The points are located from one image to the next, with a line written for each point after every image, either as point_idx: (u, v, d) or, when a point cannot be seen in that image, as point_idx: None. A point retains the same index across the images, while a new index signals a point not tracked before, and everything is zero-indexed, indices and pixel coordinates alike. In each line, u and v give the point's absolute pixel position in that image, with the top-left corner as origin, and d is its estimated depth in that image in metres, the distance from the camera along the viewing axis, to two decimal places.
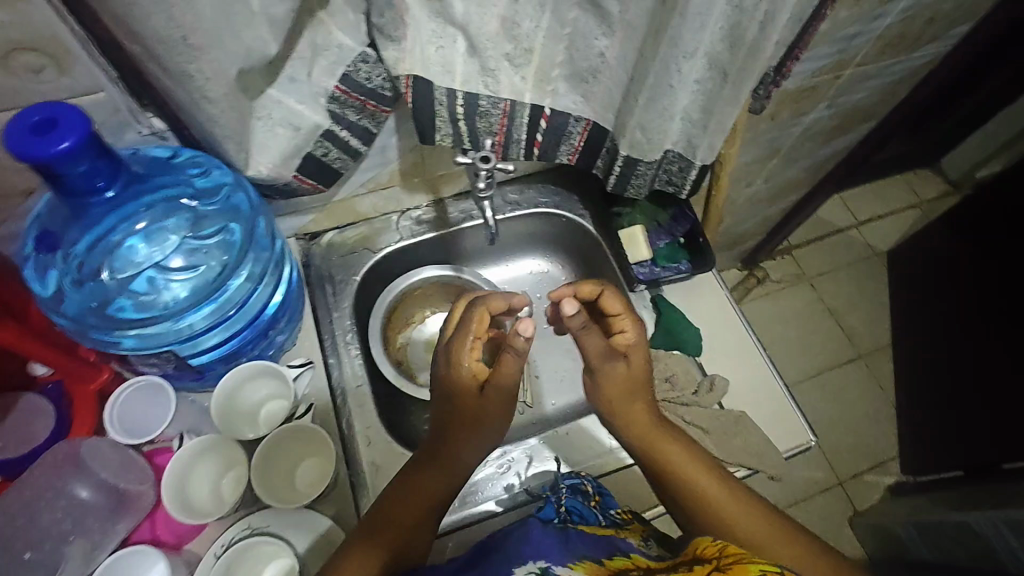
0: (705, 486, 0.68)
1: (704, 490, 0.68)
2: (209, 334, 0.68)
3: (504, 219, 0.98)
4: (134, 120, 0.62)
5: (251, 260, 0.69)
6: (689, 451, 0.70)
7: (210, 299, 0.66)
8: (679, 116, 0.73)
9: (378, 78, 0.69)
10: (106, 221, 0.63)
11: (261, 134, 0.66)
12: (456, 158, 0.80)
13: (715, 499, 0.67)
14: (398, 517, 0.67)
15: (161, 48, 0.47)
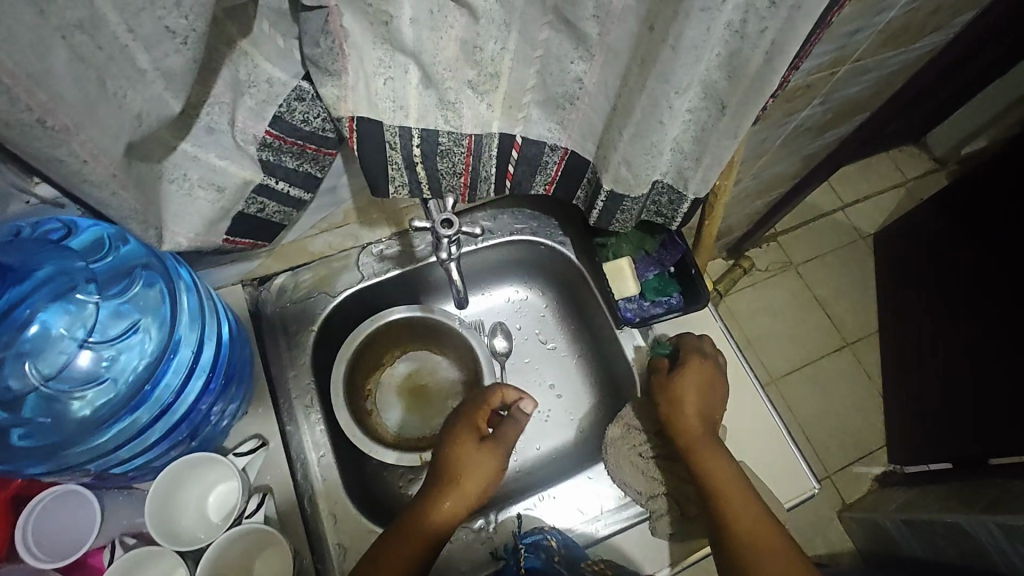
0: (753, 525, 0.65)
1: (748, 524, 0.65)
2: (146, 431, 0.58)
3: (477, 248, 0.89)
4: (18, 189, 0.52)
5: (194, 307, 0.60)
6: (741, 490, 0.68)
7: (163, 365, 0.58)
8: (670, 148, 0.63)
9: (317, 118, 0.59)
10: None
11: (176, 201, 0.55)
12: (414, 222, 0.72)
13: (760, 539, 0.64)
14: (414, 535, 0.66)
15: (12, 133, 0.37)
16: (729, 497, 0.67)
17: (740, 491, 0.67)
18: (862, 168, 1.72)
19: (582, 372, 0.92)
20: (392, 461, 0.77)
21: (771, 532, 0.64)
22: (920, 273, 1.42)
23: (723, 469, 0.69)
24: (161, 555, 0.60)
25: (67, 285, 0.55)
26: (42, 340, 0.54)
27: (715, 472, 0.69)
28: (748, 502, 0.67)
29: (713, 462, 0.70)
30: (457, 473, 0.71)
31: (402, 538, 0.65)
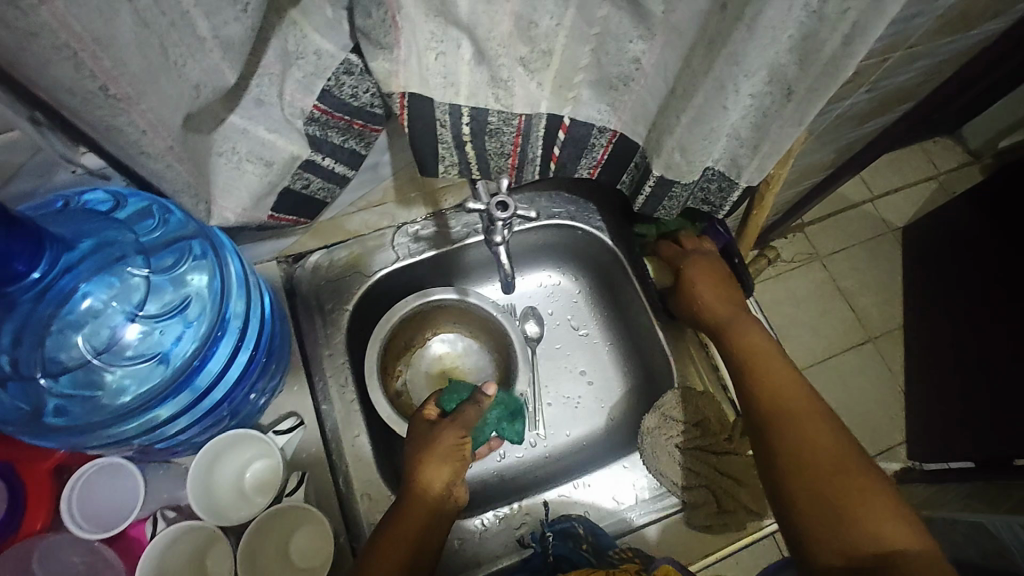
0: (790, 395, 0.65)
1: (788, 399, 0.65)
2: (173, 420, 0.57)
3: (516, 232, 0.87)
4: (63, 158, 0.50)
5: (240, 281, 0.59)
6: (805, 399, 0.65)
7: (215, 343, 0.57)
8: (726, 134, 0.61)
9: (366, 93, 0.57)
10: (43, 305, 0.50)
11: (225, 173, 0.53)
12: (467, 205, 0.70)
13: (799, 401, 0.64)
14: (414, 508, 0.63)
15: (75, 101, 0.35)
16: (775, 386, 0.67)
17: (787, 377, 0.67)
18: (890, 162, 1.52)
19: (616, 362, 0.91)
20: (385, 417, 0.75)
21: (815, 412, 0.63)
22: (945, 272, 1.29)
23: (770, 362, 0.69)
24: (201, 529, 0.60)
25: (116, 257, 0.54)
26: (93, 314, 0.53)
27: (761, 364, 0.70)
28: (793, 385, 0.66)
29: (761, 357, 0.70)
30: (432, 454, 0.67)
31: (401, 516, 0.62)
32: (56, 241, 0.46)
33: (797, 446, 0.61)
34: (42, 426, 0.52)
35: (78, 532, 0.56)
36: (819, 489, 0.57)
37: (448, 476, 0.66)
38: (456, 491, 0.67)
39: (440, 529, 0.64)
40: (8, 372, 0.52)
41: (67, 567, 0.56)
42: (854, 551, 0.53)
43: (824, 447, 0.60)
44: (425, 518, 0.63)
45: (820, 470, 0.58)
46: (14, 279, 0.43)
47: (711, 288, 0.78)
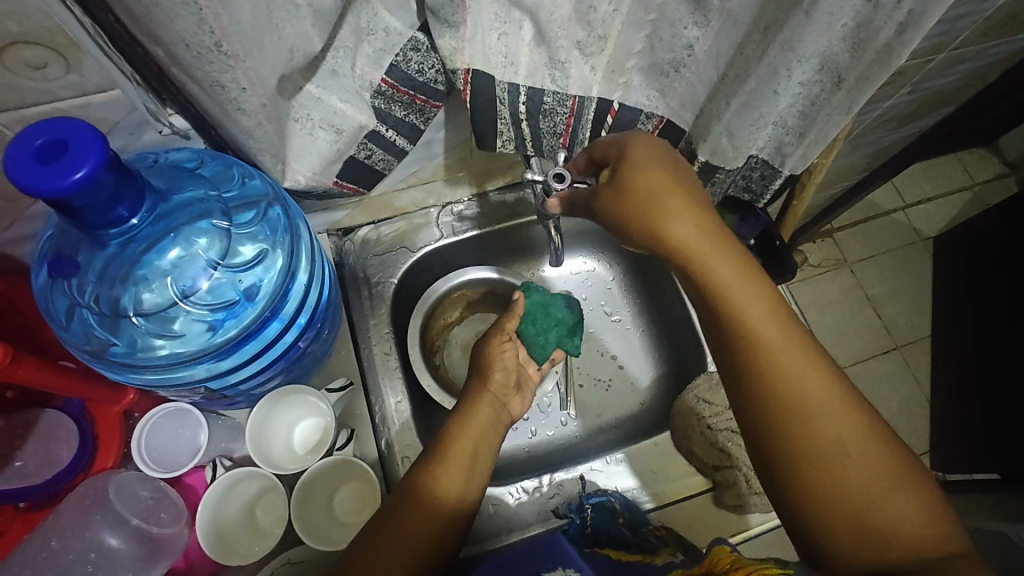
0: (803, 378, 0.51)
1: (797, 384, 0.51)
2: (218, 379, 0.61)
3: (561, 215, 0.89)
4: (154, 118, 0.53)
5: (303, 258, 0.63)
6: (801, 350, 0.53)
7: (278, 314, 0.61)
8: (773, 122, 0.63)
9: (431, 69, 0.59)
10: (130, 253, 0.54)
11: (299, 138, 0.57)
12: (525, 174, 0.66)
13: (812, 382, 0.51)
14: (422, 507, 0.59)
15: (189, 55, 0.39)
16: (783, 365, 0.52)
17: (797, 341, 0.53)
18: (921, 172, 1.49)
19: (648, 348, 0.93)
20: (426, 387, 0.79)
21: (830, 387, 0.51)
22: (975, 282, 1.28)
23: (765, 323, 0.53)
24: (259, 477, 0.64)
25: (201, 212, 0.57)
26: (173, 263, 0.56)
27: (772, 336, 0.52)
28: (802, 357, 0.52)
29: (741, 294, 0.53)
30: (483, 369, 0.74)
31: (408, 508, 0.59)
32: (151, 191, 0.49)
33: (815, 448, 0.50)
34: (110, 361, 0.57)
35: (146, 469, 0.60)
36: (816, 473, 0.49)
37: (493, 390, 0.73)
38: (509, 401, 0.74)
39: (466, 505, 0.62)
40: (92, 309, 0.56)
41: (137, 500, 0.59)
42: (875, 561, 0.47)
43: (855, 448, 0.49)
44: (444, 510, 0.60)
45: (850, 480, 0.48)
46: (117, 222, 0.46)
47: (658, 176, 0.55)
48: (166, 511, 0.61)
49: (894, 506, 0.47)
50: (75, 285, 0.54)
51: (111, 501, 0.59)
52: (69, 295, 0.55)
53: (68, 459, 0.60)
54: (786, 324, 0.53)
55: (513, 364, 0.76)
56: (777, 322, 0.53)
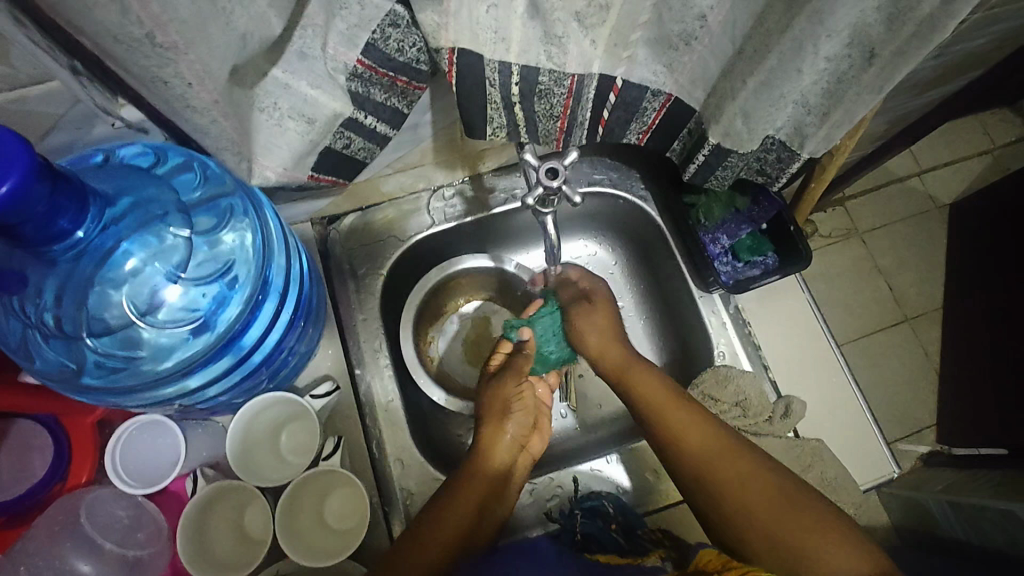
0: (701, 441, 0.63)
1: (704, 447, 0.63)
2: (203, 388, 0.58)
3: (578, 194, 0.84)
4: (102, 111, 0.48)
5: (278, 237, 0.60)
6: (694, 416, 0.65)
7: (262, 301, 0.58)
8: (795, 101, 0.56)
9: (413, 48, 0.52)
10: (84, 267, 0.50)
11: (267, 131, 0.52)
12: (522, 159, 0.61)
13: (726, 454, 0.62)
14: (470, 488, 0.65)
15: (120, 48, 0.34)
16: (681, 434, 0.64)
17: (705, 437, 0.63)
18: (943, 133, 1.35)
19: (653, 337, 0.88)
20: (438, 401, 0.76)
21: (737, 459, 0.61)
22: None
23: (667, 400, 0.66)
24: (244, 489, 0.61)
25: (157, 214, 0.53)
26: (134, 273, 0.53)
27: (672, 420, 0.65)
28: (703, 432, 0.64)
29: (644, 379, 0.68)
30: (499, 412, 0.72)
31: (457, 500, 0.64)
32: (99, 199, 0.45)
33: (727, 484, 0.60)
34: (81, 386, 0.54)
35: (122, 486, 0.57)
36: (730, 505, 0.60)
37: (515, 435, 0.71)
38: (526, 444, 0.73)
39: (500, 510, 0.68)
40: (51, 330, 0.52)
41: (113, 519, 0.57)
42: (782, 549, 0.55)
43: (771, 520, 0.57)
44: (479, 512, 0.65)
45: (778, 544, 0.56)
46: (60, 235, 0.43)
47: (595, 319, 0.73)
48: (144, 529, 0.58)
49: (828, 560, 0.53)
50: (31, 310, 0.51)
51: (83, 523, 0.56)
52: (20, 318, 0.52)
53: (42, 474, 0.57)
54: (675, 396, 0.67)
55: (529, 404, 0.74)
56: (688, 422, 0.64)
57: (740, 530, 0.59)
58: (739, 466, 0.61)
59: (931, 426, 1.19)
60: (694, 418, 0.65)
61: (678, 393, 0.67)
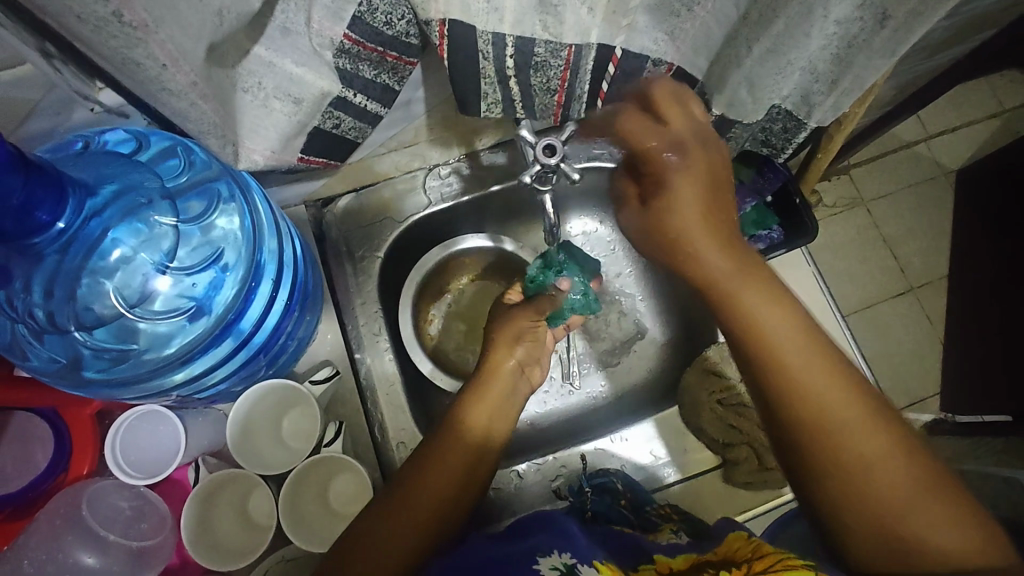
0: (808, 364, 0.50)
1: (836, 410, 0.48)
2: (207, 373, 0.58)
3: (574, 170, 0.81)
4: (79, 97, 0.47)
5: (267, 215, 0.59)
6: (793, 316, 0.51)
7: (256, 282, 0.58)
8: (801, 68, 0.54)
9: (402, 20, 0.49)
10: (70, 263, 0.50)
11: (251, 112, 0.49)
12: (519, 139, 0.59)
13: (849, 406, 0.49)
14: (450, 447, 0.62)
15: (88, 30, 0.32)
16: (793, 373, 0.50)
17: (830, 377, 0.49)
18: (952, 96, 1.31)
19: (656, 312, 0.87)
20: (426, 373, 0.75)
21: (873, 420, 0.48)
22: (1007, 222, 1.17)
23: (781, 330, 0.51)
24: (242, 478, 0.61)
25: (140, 202, 0.51)
26: (122, 264, 0.52)
27: (776, 339, 0.50)
28: (834, 386, 0.49)
29: (757, 296, 0.52)
30: (507, 338, 0.72)
31: (424, 475, 0.60)
32: (74, 190, 0.47)
33: (817, 420, 0.48)
34: (83, 379, 0.54)
35: (126, 478, 0.57)
36: (842, 449, 0.48)
37: (517, 360, 0.72)
38: (528, 371, 0.73)
39: (479, 476, 0.63)
40: (41, 325, 0.51)
41: (115, 511, 0.57)
42: (875, 516, 0.46)
43: (884, 464, 0.47)
44: (462, 475, 0.62)
45: (876, 502, 0.46)
46: (40, 228, 0.45)
47: (694, 190, 0.53)
48: (148, 520, 0.58)
49: (926, 518, 0.45)
50: (19, 305, 0.50)
51: (86, 516, 0.56)
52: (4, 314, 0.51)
53: (44, 465, 0.57)
54: (794, 312, 0.52)
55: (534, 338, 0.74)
56: (792, 336, 0.50)
57: (841, 462, 0.48)
58: (867, 433, 0.48)
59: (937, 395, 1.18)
60: (801, 335, 0.50)
61: (804, 323, 0.51)
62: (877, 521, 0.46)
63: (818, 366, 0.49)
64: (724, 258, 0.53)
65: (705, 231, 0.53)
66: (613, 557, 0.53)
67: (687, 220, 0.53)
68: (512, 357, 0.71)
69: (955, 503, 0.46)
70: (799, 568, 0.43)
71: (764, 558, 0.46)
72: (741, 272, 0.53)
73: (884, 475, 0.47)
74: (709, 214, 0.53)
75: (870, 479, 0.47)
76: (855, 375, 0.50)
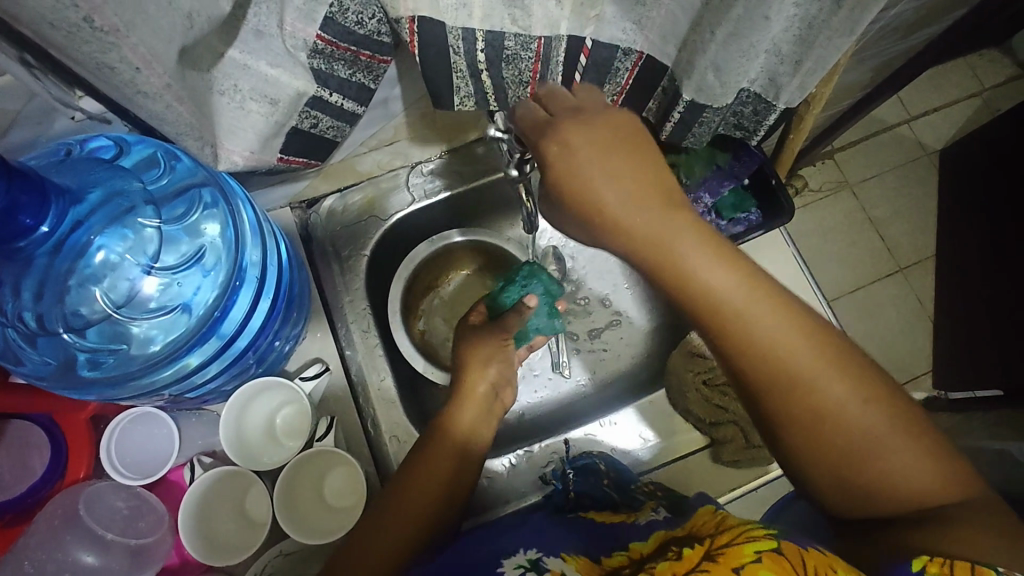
0: (757, 323, 0.47)
1: (794, 366, 0.46)
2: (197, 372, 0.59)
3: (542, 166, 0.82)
4: (62, 106, 0.49)
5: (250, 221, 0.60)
6: (742, 270, 0.48)
7: (240, 286, 0.59)
8: (766, 51, 0.55)
9: (373, 19, 0.51)
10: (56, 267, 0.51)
11: (229, 114, 0.50)
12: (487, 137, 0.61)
13: (806, 356, 0.46)
14: (440, 447, 0.63)
15: (63, 37, 0.33)
16: (749, 320, 0.46)
17: (785, 332, 0.46)
18: (930, 77, 1.32)
19: (642, 299, 0.88)
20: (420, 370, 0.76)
21: (834, 367, 0.46)
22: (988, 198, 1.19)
23: (728, 290, 0.47)
24: (240, 474, 0.62)
25: (125, 208, 0.53)
26: (108, 268, 0.53)
27: (726, 303, 0.47)
28: (789, 328, 0.47)
29: (696, 258, 0.47)
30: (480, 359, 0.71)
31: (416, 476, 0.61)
32: (59, 195, 0.48)
33: (782, 384, 0.47)
34: (75, 380, 0.55)
35: (122, 479, 0.58)
36: (799, 411, 0.46)
37: (490, 382, 0.70)
38: (502, 393, 0.71)
39: (471, 474, 0.64)
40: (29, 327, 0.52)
41: (113, 511, 0.58)
42: (844, 464, 0.46)
43: (850, 416, 0.46)
44: (452, 471, 0.62)
45: (852, 450, 0.45)
46: (24, 231, 0.46)
47: (620, 161, 0.49)
48: (146, 518, 0.59)
49: (890, 464, 0.45)
50: (8, 309, 0.51)
51: (84, 516, 0.57)
52: None
53: (40, 470, 0.57)
54: (737, 267, 0.47)
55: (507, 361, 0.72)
56: (738, 293, 0.47)
57: (809, 413, 0.46)
58: (833, 375, 0.46)
59: (927, 372, 1.20)
60: (750, 294, 0.47)
61: (746, 274, 0.47)
62: (844, 474, 0.46)
63: (767, 318, 0.46)
64: (655, 222, 0.47)
65: (639, 194, 0.48)
66: (585, 548, 0.53)
67: (616, 201, 0.48)
68: (487, 370, 0.70)
69: (918, 445, 0.45)
70: (763, 537, 0.43)
71: (726, 534, 0.45)
72: (677, 231, 0.47)
73: (846, 423, 0.45)
74: (637, 172, 0.49)
75: (836, 429, 0.46)
76: (805, 319, 0.47)
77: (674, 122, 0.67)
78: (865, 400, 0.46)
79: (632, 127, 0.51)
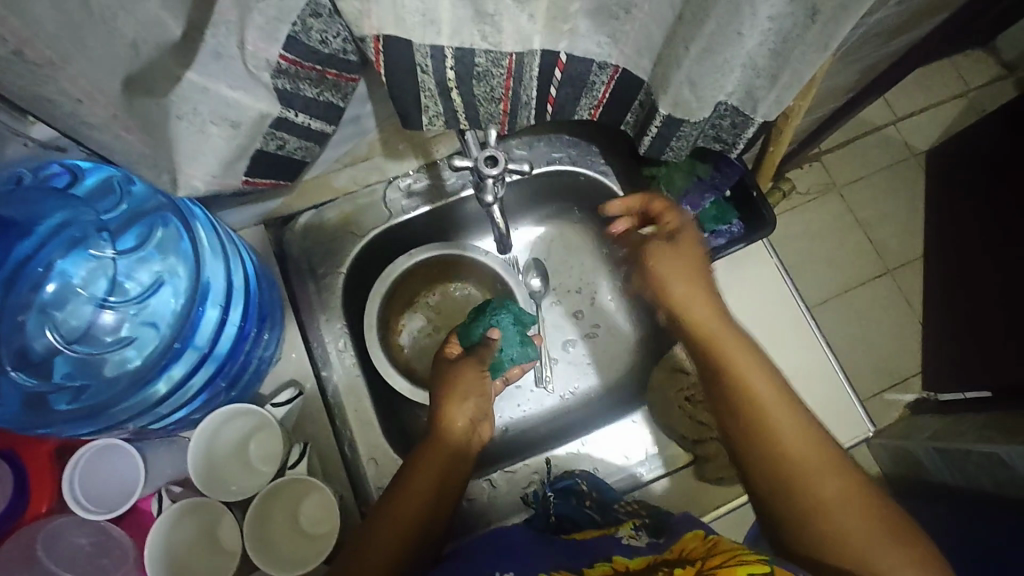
0: (776, 420, 0.57)
1: (801, 454, 0.55)
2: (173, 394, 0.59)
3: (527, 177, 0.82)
4: (12, 132, 0.48)
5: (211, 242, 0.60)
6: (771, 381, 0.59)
7: (201, 306, 0.59)
8: (741, 65, 0.54)
9: (337, 38, 0.49)
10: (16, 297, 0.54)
11: (187, 139, 0.48)
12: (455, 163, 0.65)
13: (815, 455, 0.55)
14: (426, 464, 0.63)
15: None
16: (770, 419, 0.57)
17: (800, 431, 0.56)
18: (916, 78, 1.32)
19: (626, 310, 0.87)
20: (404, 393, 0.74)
21: (835, 463, 0.54)
22: None
23: (758, 384, 0.58)
24: (207, 505, 0.60)
25: (78, 237, 0.56)
26: (70, 296, 0.57)
27: (752, 393, 0.58)
28: (806, 434, 0.56)
29: (732, 355, 0.60)
30: (454, 386, 0.69)
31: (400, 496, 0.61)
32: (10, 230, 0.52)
33: (786, 469, 0.55)
34: (50, 415, 0.54)
35: (85, 514, 0.57)
36: (801, 495, 0.54)
37: (472, 406, 0.68)
38: (479, 428, 0.69)
39: (452, 488, 0.64)
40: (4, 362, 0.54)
41: (75, 548, 0.57)
42: (830, 543, 0.52)
43: (842, 506, 0.52)
44: (435, 487, 0.62)
45: (844, 541, 0.51)
46: None
47: (671, 260, 0.66)
48: (111, 554, 0.58)
49: (876, 556, 0.50)
50: None
51: (43, 557, 0.56)
52: None
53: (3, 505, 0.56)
54: (765, 374, 0.59)
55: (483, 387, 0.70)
56: (765, 388, 0.58)
57: (807, 500, 0.53)
58: (833, 475, 0.54)
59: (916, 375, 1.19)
60: (776, 394, 0.58)
61: (770, 374, 0.59)
62: (830, 554, 0.51)
63: (784, 412, 0.57)
64: (710, 317, 0.63)
65: (688, 291, 0.64)
66: (564, 566, 0.54)
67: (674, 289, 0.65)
68: (468, 382, 0.70)
69: (904, 546, 0.50)
70: (753, 562, 0.44)
71: (717, 556, 0.47)
72: (720, 329, 0.62)
73: (846, 515, 0.52)
74: (693, 285, 0.65)
75: (835, 522, 0.52)
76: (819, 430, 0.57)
77: (649, 137, 0.67)
78: (856, 493, 0.53)
79: (698, 250, 0.68)
